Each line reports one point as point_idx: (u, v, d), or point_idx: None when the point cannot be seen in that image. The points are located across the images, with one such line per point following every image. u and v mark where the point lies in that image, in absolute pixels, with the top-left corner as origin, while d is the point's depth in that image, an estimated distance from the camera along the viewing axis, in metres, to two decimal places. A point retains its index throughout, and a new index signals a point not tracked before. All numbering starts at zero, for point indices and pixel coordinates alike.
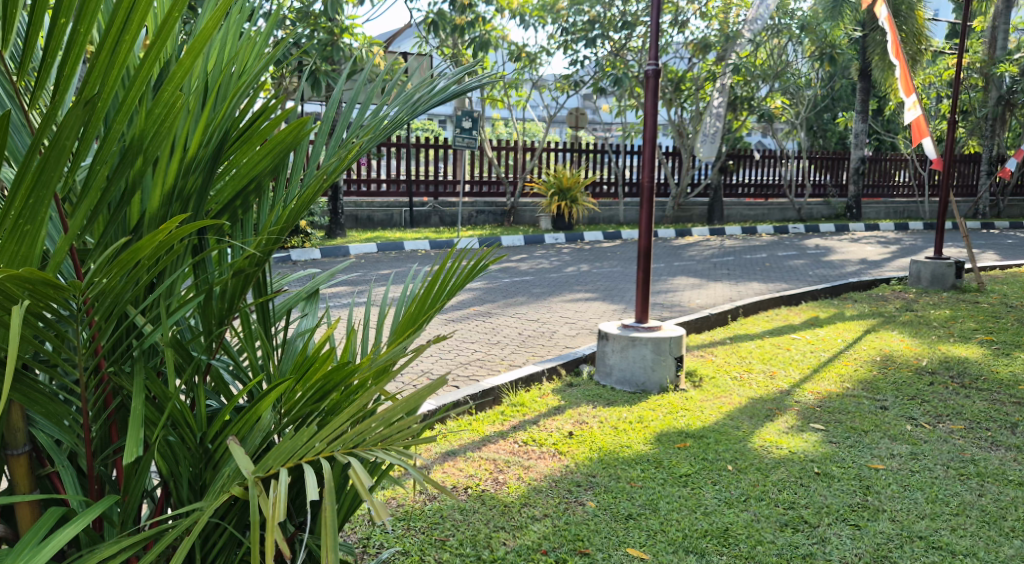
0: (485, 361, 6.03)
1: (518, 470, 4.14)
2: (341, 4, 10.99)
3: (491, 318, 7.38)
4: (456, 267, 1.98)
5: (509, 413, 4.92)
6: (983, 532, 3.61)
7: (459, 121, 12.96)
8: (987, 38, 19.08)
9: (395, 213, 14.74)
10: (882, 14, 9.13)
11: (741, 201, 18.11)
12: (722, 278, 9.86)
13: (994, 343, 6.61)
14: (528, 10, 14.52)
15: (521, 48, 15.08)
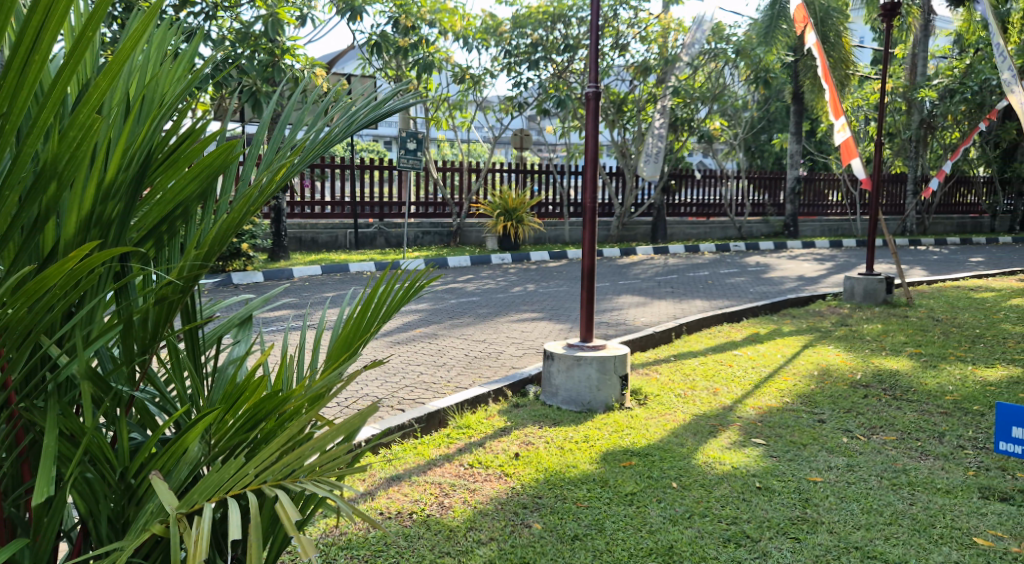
0: (431, 383, 6.03)
1: (464, 494, 4.15)
2: (283, 25, 10.96)
3: (436, 340, 7.38)
4: (392, 288, 2.01)
5: (454, 435, 4.94)
6: (914, 540, 3.73)
7: (404, 143, 12.96)
8: (909, 64, 19.80)
9: (340, 235, 14.65)
10: (810, 40, 9.41)
11: (684, 219, 18.40)
12: (666, 296, 10.01)
13: (923, 355, 6.82)
14: (471, 33, 14.62)
15: (465, 70, 15.14)
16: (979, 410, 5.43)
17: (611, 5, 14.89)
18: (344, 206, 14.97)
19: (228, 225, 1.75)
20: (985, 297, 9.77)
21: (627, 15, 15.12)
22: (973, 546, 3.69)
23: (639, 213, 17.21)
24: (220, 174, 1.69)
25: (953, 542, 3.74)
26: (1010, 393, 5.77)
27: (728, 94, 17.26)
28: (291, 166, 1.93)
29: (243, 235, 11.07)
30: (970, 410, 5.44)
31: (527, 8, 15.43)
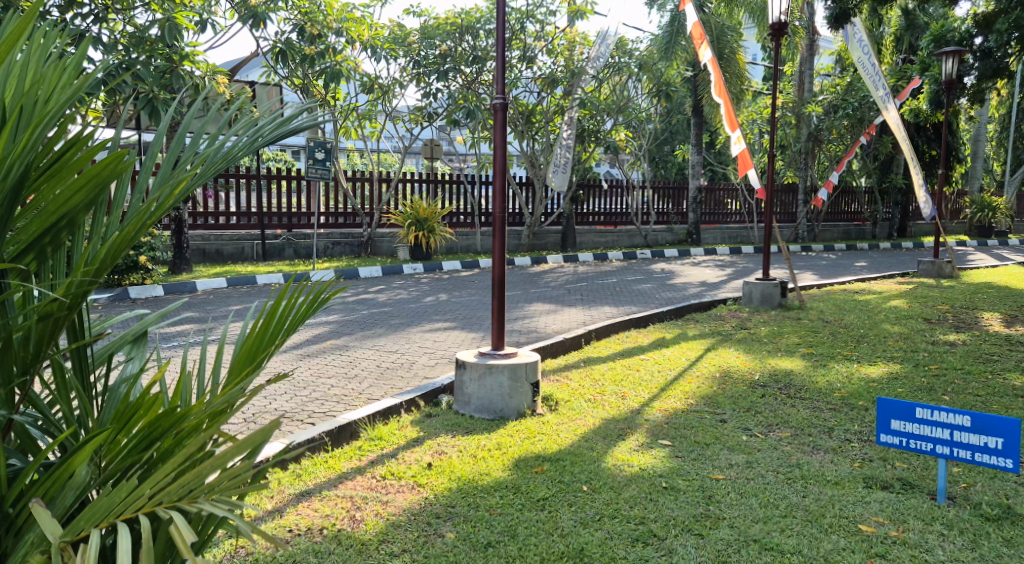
0: (343, 395, 6.00)
1: (376, 506, 4.16)
2: (180, 31, 10.73)
3: (346, 352, 7.34)
4: (293, 302, 2.09)
5: (366, 448, 4.94)
6: (807, 530, 3.95)
7: (312, 153, 12.82)
8: (797, 81, 20.69)
9: (246, 246, 14.37)
10: (706, 56, 9.77)
11: (592, 228, 18.68)
12: (576, 303, 10.18)
13: (814, 355, 7.16)
14: (379, 43, 14.53)
15: (374, 80, 15.06)
16: (864, 405, 5.75)
17: (517, 18, 15.08)
18: (250, 217, 14.68)
19: (120, 241, 1.78)
20: (870, 300, 10.31)
21: (533, 28, 15.34)
22: (859, 533, 3.94)
23: (549, 222, 17.39)
24: (111, 181, 1.70)
25: (842, 530, 3.98)
26: (891, 389, 6.12)
27: (632, 106, 17.68)
28: (191, 178, 1.95)
29: (141, 247, 10.75)
30: (856, 406, 5.74)
31: (435, 20, 15.50)
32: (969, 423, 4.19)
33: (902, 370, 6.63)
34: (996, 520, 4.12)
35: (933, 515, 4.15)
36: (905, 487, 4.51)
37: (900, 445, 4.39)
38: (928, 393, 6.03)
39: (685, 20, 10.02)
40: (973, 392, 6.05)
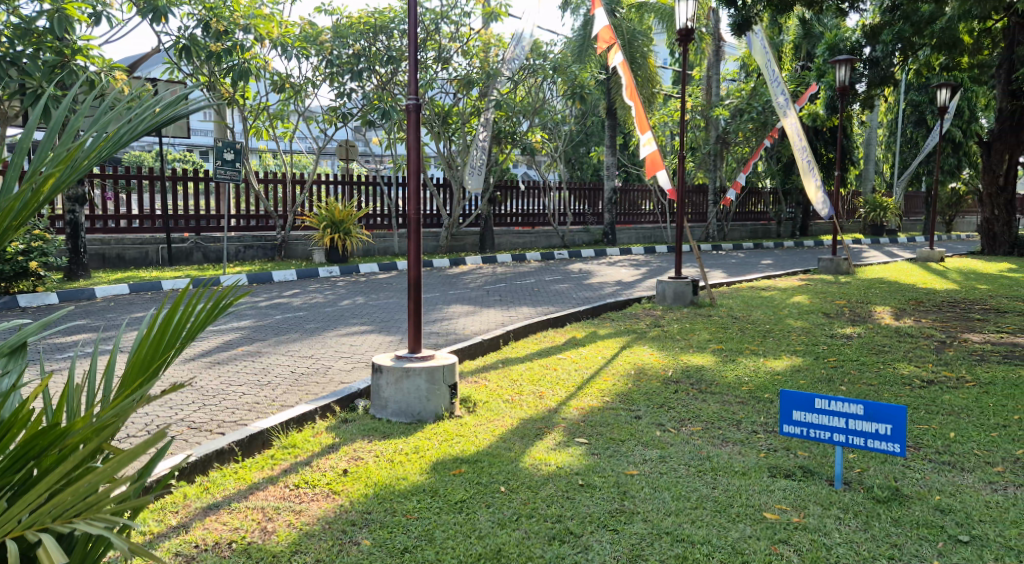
0: (256, 403, 5.90)
1: (290, 517, 4.13)
2: (71, 24, 10.39)
3: (258, 359, 7.22)
4: (191, 310, 2.37)
5: (279, 456, 4.88)
6: (715, 521, 4.15)
7: (221, 153, 12.51)
8: (705, 85, 21.17)
9: (150, 250, 13.92)
10: (617, 59, 9.95)
11: (510, 229, 18.73)
12: (494, 304, 10.21)
13: (723, 350, 7.37)
14: (290, 41, 14.25)
15: (285, 79, 14.72)
16: (770, 397, 5.94)
17: (432, 19, 15.02)
18: (154, 220, 14.25)
19: None
20: (775, 296, 10.65)
21: (448, 30, 15.32)
22: (763, 520, 4.16)
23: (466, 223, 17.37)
24: None
25: (747, 518, 4.19)
26: (795, 381, 6.36)
27: (548, 108, 17.83)
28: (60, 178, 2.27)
29: (32, 253, 10.34)
30: (762, 398, 5.94)
31: (347, 18, 15.31)
32: (861, 411, 4.40)
33: (804, 363, 6.89)
34: (886, 501, 4.40)
35: (830, 499, 4.40)
36: (806, 474, 4.72)
37: (801, 435, 4.56)
38: (827, 384, 6.28)
39: (595, 24, 10.16)
40: (868, 382, 6.35)
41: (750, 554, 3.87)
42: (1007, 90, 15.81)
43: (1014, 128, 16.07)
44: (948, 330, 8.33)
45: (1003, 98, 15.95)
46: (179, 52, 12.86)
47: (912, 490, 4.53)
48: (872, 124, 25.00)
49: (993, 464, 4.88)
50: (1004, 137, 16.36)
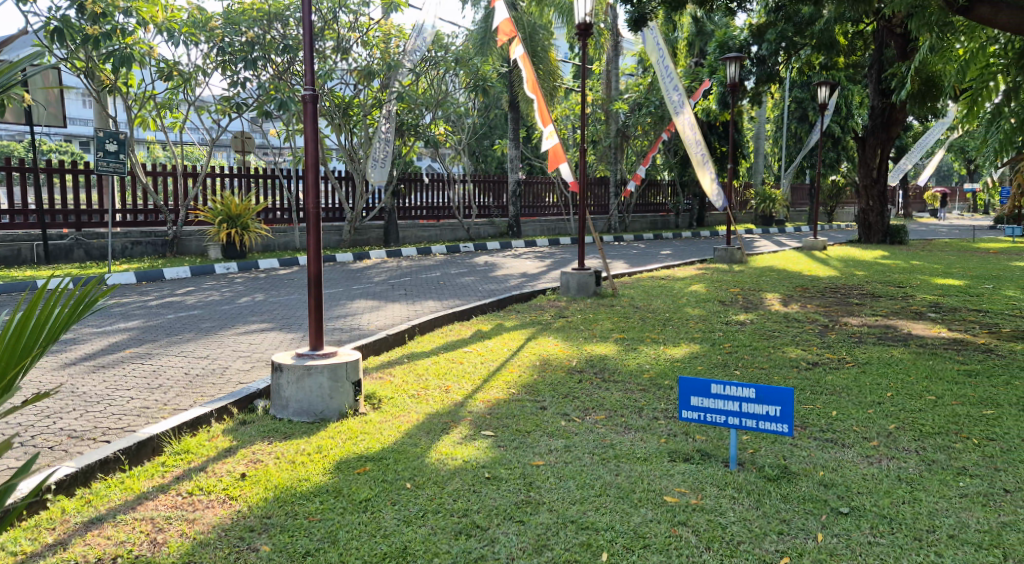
0: (146, 409, 5.69)
1: (181, 526, 4.12)
2: None
3: (148, 360, 6.96)
4: (50, 313, 3.03)
5: (170, 463, 4.74)
6: (618, 506, 4.31)
7: (103, 143, 12.00)
8: (604, 79, 21.48)
9: (24, 248, 13.25)
10: (517, 53, 9.98)
11: (415, 222, 18.59)
12: (399, 299, 10.12)
13: (625, 340, 7.51)
14: (176, 26, 13.80)
15: (173, 66, 14.02)
16: (670, 384, 6.09)
17: (329, 7, 14.77)
18: (29, 215, 13.56)
19: None
20: (674, 285, 10.90)
21: (346, 19, 15.06)
22: (664, 504, 4.35)
23: (370, 217, 17.10)
24: None
25: (649, 503, 4.36)
26: (693, 366, 6.55)
27: (450, 100, 17.67)
28: None
29: None
30: (662, 385, 6.08)
31: (239, 4, 14.90)
32: (753, 394, 4.57)
33: (701, 350, 7.07)
34: (776, 479, 4.60)
35: (726, 480, 4.57)
36: (703, 457, 4.86)
37: (698, 420, 4.68)
38: (723, 368, 6.49)
39: (495, 16, 10.15)
40: (759, 365, 6.58)
41: (652, 537, 4.08)
42: (878, 89, 16.72)
43: (885, 124, 16.86)
44: (831, 315, 8.71)
45: (876, 97, 16.80)
46: (51, 35, 12.25)
47: (799, 467, 4.74)
48: (761, 118, 25.84)
49: (871, 439, 5.13)
50: (877, 132, 17.08)
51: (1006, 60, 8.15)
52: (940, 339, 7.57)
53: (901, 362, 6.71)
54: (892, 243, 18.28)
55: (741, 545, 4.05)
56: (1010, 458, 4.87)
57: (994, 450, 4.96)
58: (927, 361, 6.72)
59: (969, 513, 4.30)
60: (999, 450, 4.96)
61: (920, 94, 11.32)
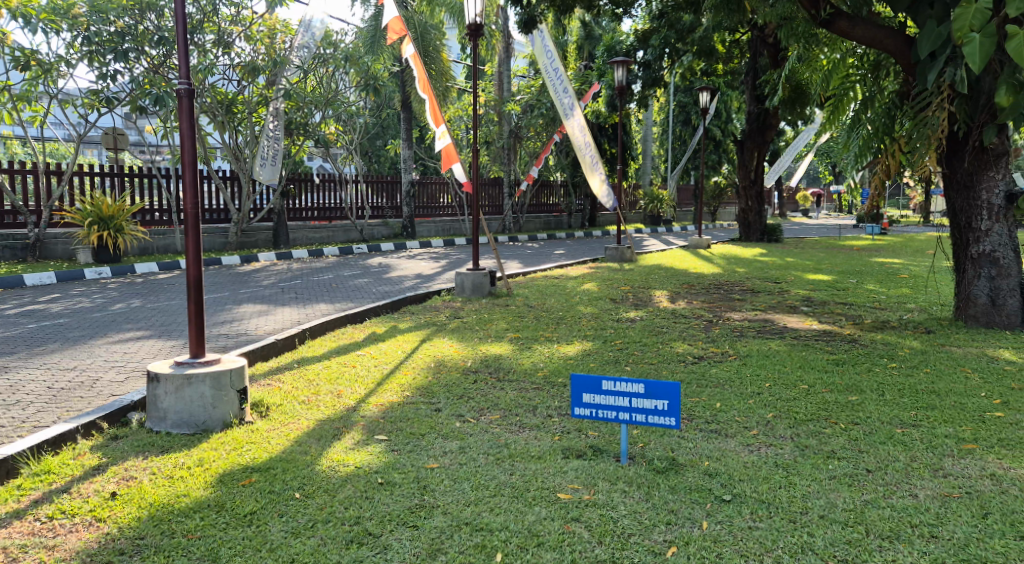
0: (3, 427, 5.37)
1: (41, 554, 3.94)
2: None
3: (8, 374, 6.57)
4: None
5: (29, 486, 4.49)
6: (513, 506, 4.32)
7: None
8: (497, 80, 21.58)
9: None
10: (408, 52, 9.89)
11: (305, 223, 18.15)
12: (288, 302, 9.88)
13: (519, 339, 7.54)
14: (33, 12, 12.98)
15: (31, 55, 13.28)
16: (563, 382, 6.14)
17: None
18: None
19: None
20: (567, 284, 11.02)
21: (227, 12, 14.58)
22: (557, 501, 4.38)
23: (257, 219, 16.63)
24: None
25: (543, 501, 4.38)
26: (586, 364, 6.63)
27: (341, 99, 17.36)
28: None
29: None
30: (556, 383, 6.12)
31: None
32: (642, 389, 4.63)
33: (593, 347, 7.16)
34: (664, 472, 4.70)
35: (617, 474, 4.64)
36: (595, 453, 4.92)
37: (591, 416, 4.74)
38: (614, 364, 6.60)
39: (385, 15, 10.02)
40: (649, 361, 6.72)
41: (545, 535, 4.11)
42: (754, 95, 17.26)
43: (761, 128, 17.48)
44: (714, 310, 8.98)
45: (751, 102, 17.37)
46: None
47: (686, 459, 4.85)
48: (648, 121, 26.43)
49: (751, 428, 5.30)
50: (754, 136, 17.70)
51: (863, 71, 8.58)
52: (812, 331, 7.89)
53: (777, 354, 6.96)
54: (770, 241, 19.02)
55: (631, 538, 4.11)
56: (871, 440, 5.12)
57: (858, 433, 5.20)
58: (800, 352, 7.00)
59: (837, 494, 4.49)
60: (863, 433, 5.22)
61: (791, 100, 11.83)
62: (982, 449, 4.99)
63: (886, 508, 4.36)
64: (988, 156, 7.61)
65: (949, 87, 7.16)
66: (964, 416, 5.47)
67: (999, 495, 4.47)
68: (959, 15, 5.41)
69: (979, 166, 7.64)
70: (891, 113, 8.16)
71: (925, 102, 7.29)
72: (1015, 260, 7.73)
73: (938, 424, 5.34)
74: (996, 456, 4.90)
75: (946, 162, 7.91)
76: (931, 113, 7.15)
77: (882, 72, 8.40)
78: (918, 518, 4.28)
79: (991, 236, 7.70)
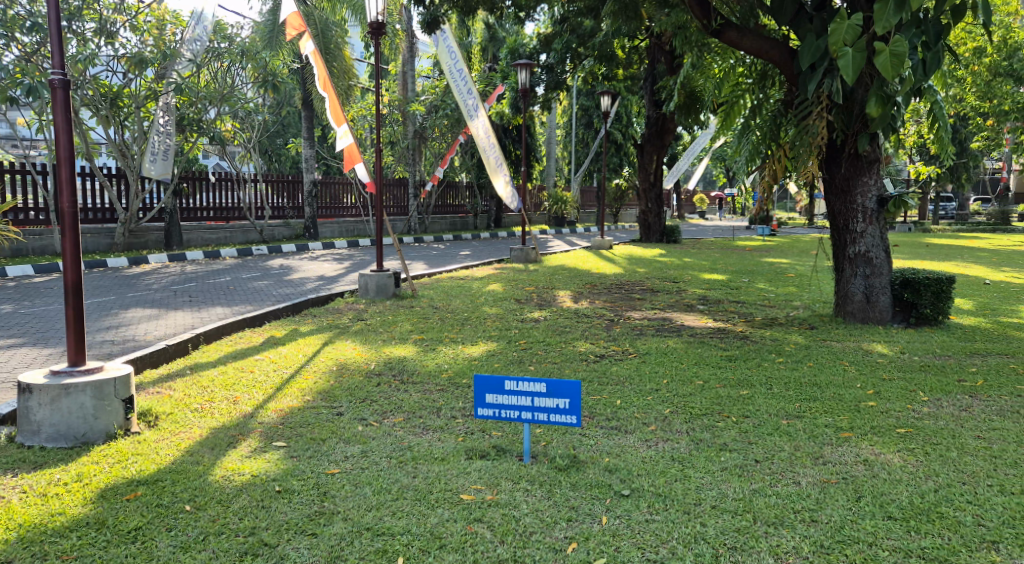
0: None
1: None
2: None
3: None
4: None
5: None
6: (415, 509, 4.28)
7: None
8: (401, 81, 21.47)
9: None
10: (308, 48, 9.69)
11: (201, 224, 17.58)
12: (181, 306, 9.54)
13: (424, 340, 7.48)
14: None
15: None
16: (467, 383, 6.12)
17: None
18: None
19: None
20: (472, 285, 11.01)
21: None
22: (460, 502, 4.35)
23: (147, 219, 16.01)
24: None
25: (447, 503, 4.35)
26: (490, 364, 6.63)
27: (237, 94, 16.91)
28: None
29: None
30: (460, 384, 6.10)
31: None
32: (544, 388, 4.65)
33: (498, 348, 7.16)
34: (566, 469, 4.72)
35: (520, 473, 4.65)
36: (499, 453, 4.92)
37: (494, 417, 4.73)
38: (518, 364, 6.62)
39: (283, 10, 9.78)
40: (552, 360, 6.76)
41: (447, 537, 4.08)
42: (653, 100, 17.68)
43: (659, 132, 17.85)
44: (615, 310, 9.12)
45: (650, 107, 17.76)
46: None
47: (587, 456, 4.89)
48: (551, 123, 26.67)
49: (649, 424, 5.39)
50: (653, 140, 18.04)
51: (752, 80, 8.90)
52: (707, 329, 8.09)
53: (675, 351, 7.11)
54: (669, 242, 19.45)
55: (533, 536, 4.12)
56: (760, 432, 5.28)
57: (748, 425, 5.36)
58: (696, 349, 7.17)
59: (728, 484, 4.60)
60: (754, 425, 5.38)
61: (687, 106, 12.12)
62: (857, 436, 5.22)
63: (772, 496, 4.50)
64: (862, 163, 7.96)
65: (827, 96, 7.49)
66: (841, 407, 5.70)
67: (871, 479, 4.67)
68: (835, 31, 6.37)
69: (855, 171, 7.98)
70: (776, 120, 8.42)
71: (806, 111, 7.59)
72: (886, 259, 8.12)
73: (818, 415, 5.55)
74: (868, 442, 5.12)
75: (826, 168, 8.20)
76: (811, 121, 7.44)
77: (768, 81, 8.72)
78: (801, 504, 4.43)
79: (865, 237, 8.05)
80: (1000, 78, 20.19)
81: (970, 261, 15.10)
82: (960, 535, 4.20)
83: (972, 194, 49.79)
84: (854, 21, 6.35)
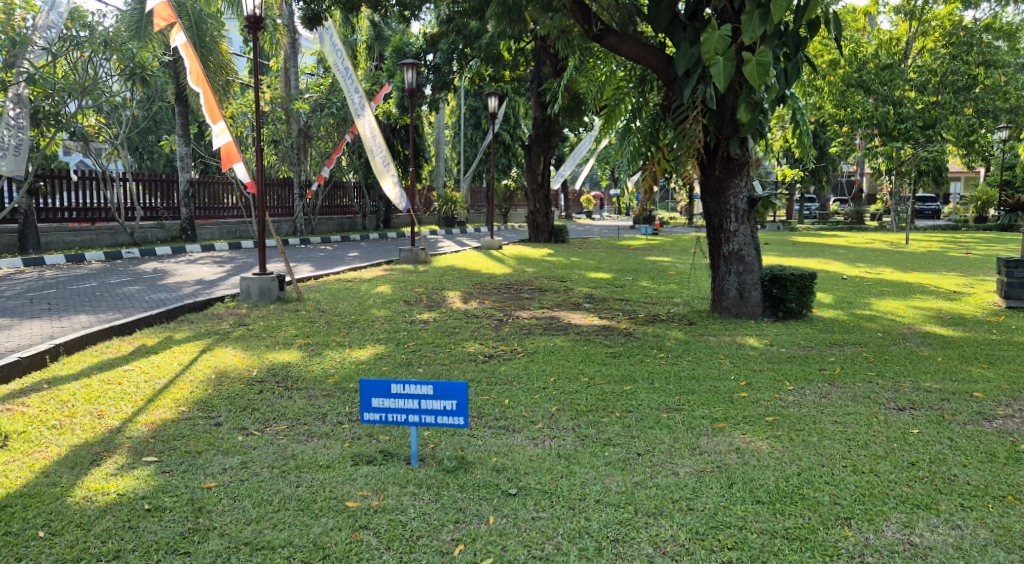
0: None
1: None
2: None
3: None
4: None
5: None
6: (297, 520, 4.15)
7: None
8: (282, 78, 20.94)
9: None
10: (178, 41, 9.34)
11: (64, 226, 16.67)
12: (40, 315, 8.99)
13: (309, 345, 7.29)
14: None
15: None
16: (354, 387, 5.99)
17: None
18: None
19: None
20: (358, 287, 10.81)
21: None
22: (345, 510, 4.24)
23: None
24: None
25: (330, 511, 4.23)
26: (378, 367, 6.51)
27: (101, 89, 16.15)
28: None
29: None
30: (347, 389, 5.97)
31: None
32: (430, 390, 4.59)
33: (386, 350, 7.05)
34: (453, 471, 4.67)
35: (406, 477, 4.56)
36: (386, 457, 4.81)
37: (380, 420, 4.63)
38: (407, 367, 6.51)
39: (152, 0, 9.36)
40: (440, 361, 6.70)
41: (331, 547, 3.97)
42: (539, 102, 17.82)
43: (545, 134, 17.98)
44: (504, 309, 9.12)
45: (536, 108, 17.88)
46: None
47: (474, 456, 4.86)
48: (438, 123, 26.57)
49: (536, 422, 5.39)
50: (540, 140, 18.15)
51: (632, 84, 9.10)
52: (592, 326, 8.18)
53: (562, 349, 7.16)
54: (556, 241, 19.67)
55: (420, 539, 4.06)
56: (642, 425, 5.36)
57: (631, 420, 5.43)
58: (582, 347, 7.24)
59: (611, 478, 4.65)
60: (637, 420, 5.45)
61: (570, 107, 12.26)
62: (730, 426, 5.36)
63: (652, 487, 4.57)
64: (734, 165, 8.19)
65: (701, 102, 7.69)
66: (717, 398, 5.86)
67: (742, 466, 4.81)
68: (706, 40, 6.51)
69: (727, 174, 8.20)
70: (655, 123, 8.61)
71: (682, 115, 7.75)
72: (756, 257, 8.40)
73: (696, 407, 5.68)
74: (740, 431, 5.28)
75: (700, 171, 8.41)
76: (688, 126, 7.61)
77: (647, 85, 8.97)
78: (678, 493, 4.51)
79: (738, 236, 8.29)
80: (852, 88, 21.96)
81: (832, 257, 15.88)
82: (819, 514, 4.36)
83: (833, 195, 52.42)
84: (723, 31, 6.55)
